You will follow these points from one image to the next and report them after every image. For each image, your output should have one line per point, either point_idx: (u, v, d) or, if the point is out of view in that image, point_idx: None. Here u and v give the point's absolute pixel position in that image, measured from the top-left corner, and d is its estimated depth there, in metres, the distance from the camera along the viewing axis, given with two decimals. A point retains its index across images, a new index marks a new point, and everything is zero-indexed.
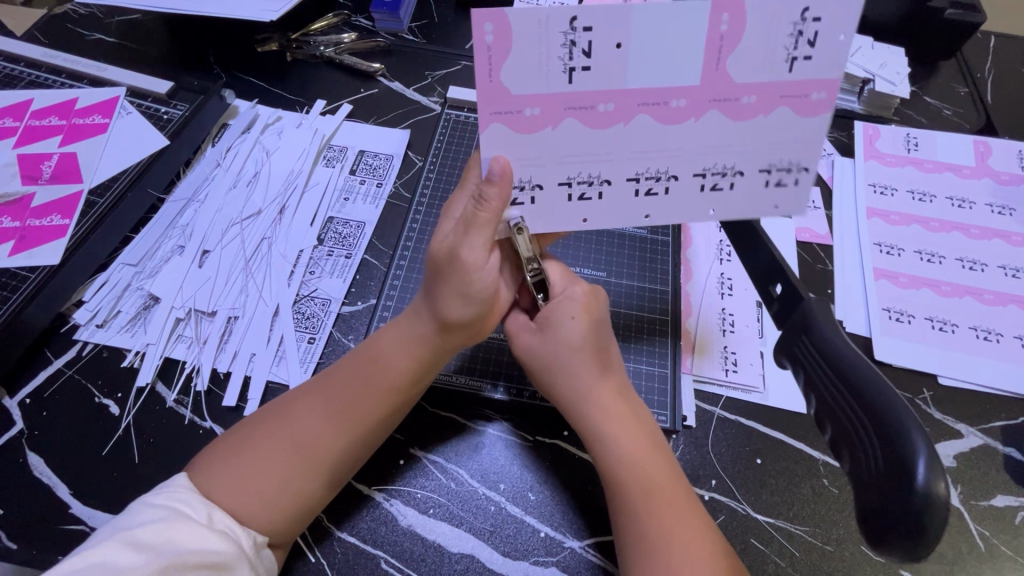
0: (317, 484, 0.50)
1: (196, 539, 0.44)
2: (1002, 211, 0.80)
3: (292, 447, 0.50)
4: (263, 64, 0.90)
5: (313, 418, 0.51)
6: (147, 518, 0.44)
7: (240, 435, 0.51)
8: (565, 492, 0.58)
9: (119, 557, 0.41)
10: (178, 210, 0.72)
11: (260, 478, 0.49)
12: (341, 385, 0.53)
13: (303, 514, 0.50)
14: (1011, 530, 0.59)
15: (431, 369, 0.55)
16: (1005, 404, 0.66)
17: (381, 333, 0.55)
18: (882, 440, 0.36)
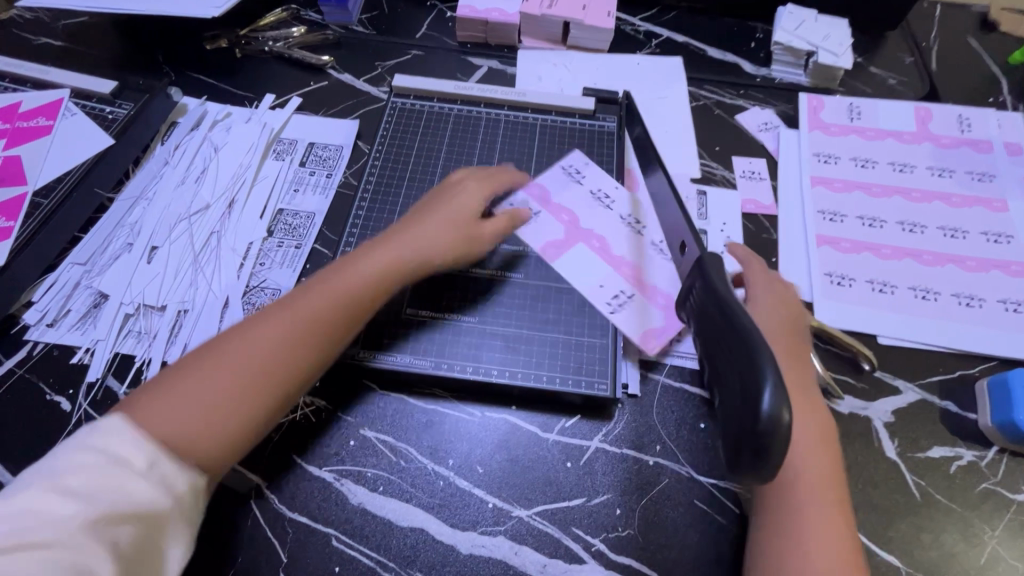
0: (254, 396, 0.51)
1: (133, 484, 0.42)
2: (942, 174, 0.81)
3: (230, 362, 0.51)
4: (211, 60, 0.90)
5: (268, 337, 0.53)
6: (80, 460, 0.42)
7: (173, 368, 0.51)
8: (512, 464, 0.60)
9: (50, 505, 0.39)
10: (127, 209, 0.73)
11: (201, 399, 0.49)
12: (285, 308, 0.56)
13: (235, 430, 0.49)
14: (945, 479, 0.61)
15: (371, 268, 0.60)
16: (943, 359, 0.68)
17: (326, 270, 0.59)
18: (740, 373, 0.34)
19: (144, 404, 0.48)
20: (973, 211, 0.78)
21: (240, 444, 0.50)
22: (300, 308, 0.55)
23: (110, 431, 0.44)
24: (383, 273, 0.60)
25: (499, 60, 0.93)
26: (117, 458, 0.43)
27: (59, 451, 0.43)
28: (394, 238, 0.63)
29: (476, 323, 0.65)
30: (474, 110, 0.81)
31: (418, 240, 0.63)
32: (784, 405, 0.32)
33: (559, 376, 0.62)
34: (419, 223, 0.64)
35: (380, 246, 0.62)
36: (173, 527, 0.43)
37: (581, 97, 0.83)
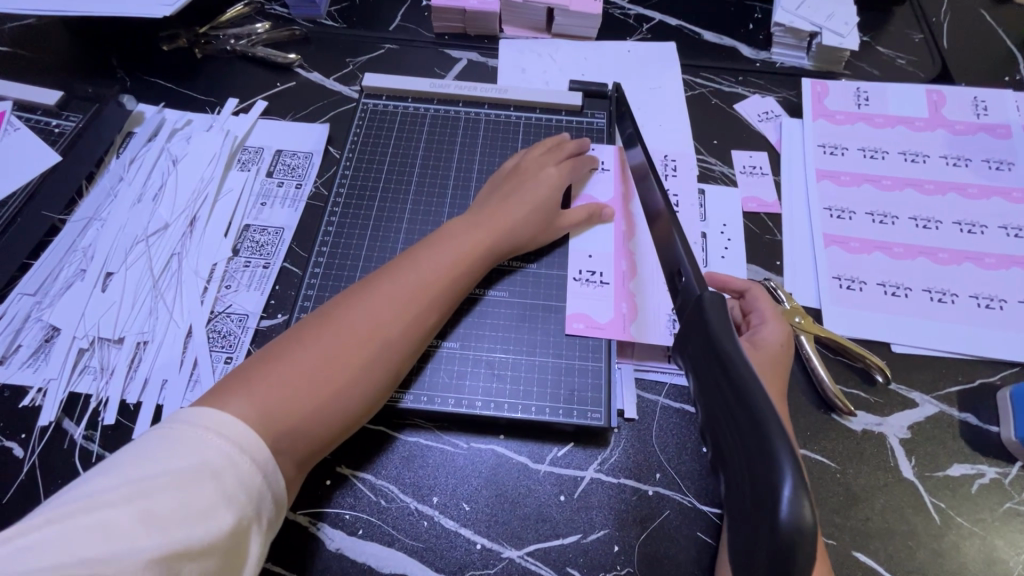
0: (341, 399, 0.49)
1: (215, 502, 0.37)
2: (957, 163, 0.76)
3: (316, 361, 0.49)
4: (169, 62, 0.83)
5: (367, 327, 0.51)
6: (153, 473, 0.37)
7: (250, 365, 0.48)
8: (501, 500, 0.55)
9: (118, 525, 0.34)
10: (79, 232, 0.67)
11: (299, 389, 0.47)
12: (364, 303, 0.53)
13: (321, 433, 0.48)
14: (967, 499, 0.57)
15: (451, 262, 0.58)
16: (961, 367, 0.64)
17: (401, 262, 0.57)
18: (749, 456, 0.30)
19: (231, 393, 0.44)
20: (991, 202, 0.73)
21: (328, 438, 0.49)
22: (392, 295, 0.54)
23: (192, 435, 0.40)
24: (472, 260, 0.59)
25: (479, 52, 0.87)
26: (203, 467, 0.38)
27: (126, 460, 0.38)
28: (474, 223, 0.61)
29: (458, 347, 0.60)
30: (453, 109, 0.75)
31: (496, 221, 0.61)
32: (806, 500, 0.27)
33: (549, 403, 0.58)
34: (494, 211, 0.62)
35: (461, 229, 0.60)
36: (249, 555, 0.39)
37: (568, 91, 0.77)
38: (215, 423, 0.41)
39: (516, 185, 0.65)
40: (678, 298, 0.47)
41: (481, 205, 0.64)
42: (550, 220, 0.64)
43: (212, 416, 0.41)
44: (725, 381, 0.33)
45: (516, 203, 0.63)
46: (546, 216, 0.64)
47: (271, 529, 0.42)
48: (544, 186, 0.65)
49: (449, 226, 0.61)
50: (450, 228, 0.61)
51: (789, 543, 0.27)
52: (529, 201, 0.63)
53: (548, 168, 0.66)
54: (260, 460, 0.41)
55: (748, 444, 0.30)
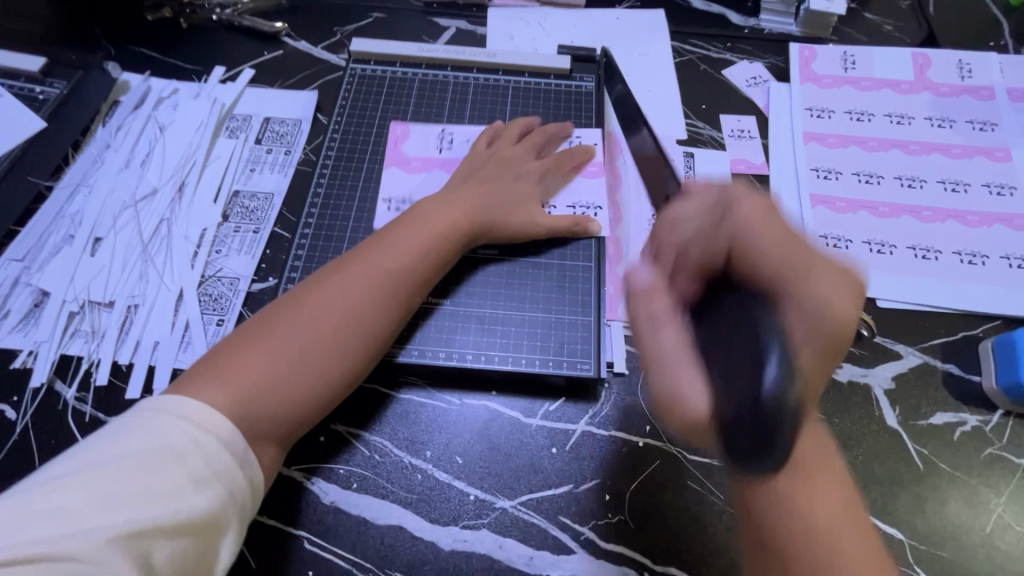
0: (306, 385, 0.50)
1: (182, 483, 0.40)
2: (941, 124, 0.77)
3: (278, 350, 0.50)
4: (153, 32, 0.82)
5: (328, 312, 0.52)
6: (116, 456, 0.40)
7: (216, 353, 0.50)
8: (493, 453, 0.56)
9: (83, 507, 0.38)
10: (66, 198, 0.67)
11: (262, 375, 0.48)
12: (329, 290, 0.54)
13: (293, 417, 0.49)
14: (949, 445, 0.58)
15: (419, 245, 0.57)
16: (944, 320, 0.65)
17: (369, 246, 0.57)
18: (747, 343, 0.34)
19: (201, 381, 0.47)
20: (974, 162, 0.74)
21: (300, 419, 0.50)
22: (364, 277, 0.54)
23: (156, 420, 0.43)
24: (445, 233, 0.59)
25: (467, 20, 0.86)
26: (167, 450, 0.41)
27: (96, 444, 0.42)
28: (447, 203, 0.61)
29: (451, 305, 0.61)
30: (441, 74, 0.75)
31: (469, 203, 0.61)
32: (788, 377, 0.32)
33: (539, 356, 0.59)
34: (465, 192, 0.62)
35: (436, 208, 0.60)
36: (223, 531, 0.42)
37: (557, 55, 0.77)
38: (180, 408, 0.44)
39: (491, 174, 0.65)
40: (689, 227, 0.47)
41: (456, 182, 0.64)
42: (516, 212, 0.63)
43: (182, 404, 0.44)
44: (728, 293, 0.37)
45: (479, 193, 0.62)
46: (514, 209, 0.63)
47: (250, 504, 0.45)
48: (519, 180, 0.65)
49: (423, 203, 0.61)
50: (425, 206, 0.61)
51: (769, 411, 0.32)
52: (483, 180, 0.63)
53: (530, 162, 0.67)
54: (226, 438, 0.44)
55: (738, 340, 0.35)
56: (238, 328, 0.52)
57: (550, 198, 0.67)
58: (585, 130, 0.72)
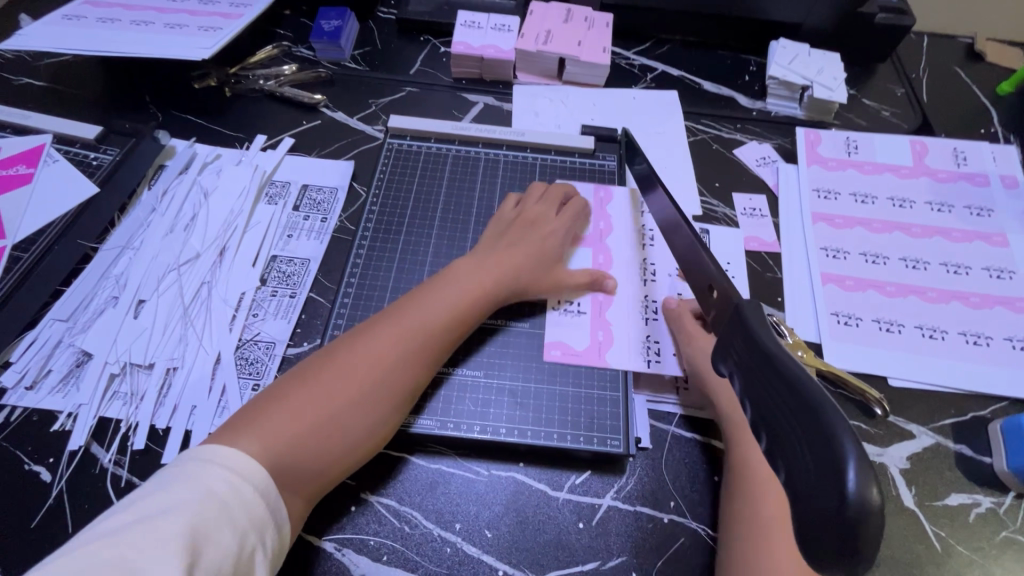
0: (340, 444, 0.52)
1: (228, 528, 0.43)
2: (941, 208, 0.81)
3: (313, 408, 0.52)
4: (200, 100, 0.88)
5: (362, 373, 0.54)
6: (164, 508, 0.42)
7: (253, 406, 0.52)
8: (522, 527, 0.57)
9: (137, 557, 0.38)
10: (112, 260, 0.69)
11: (298, 432, 0.51)
12: (366, 349, 0.56)
13: (323, 471, 0.52)
14: (965, 527, 0.60)
15: (452, 308, 0.60)
16: (953, 400, 0.68)
17: (404, 306, 0.60)
18: (808, 439, 0.31)
19: (241, 433, 0.49)
20: (974, 246, 0.78)
21: (326, 472, 0.52)
22: (390, 332, 0.57)
23: (196, 470, 0.45)
24: (478, 299, 0.62)
25: (494, 97, 0.92)
26: (211, 497, 0.43)
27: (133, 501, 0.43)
28: (479, 266, 0.64)
29: (482, 377, 0.63)
30: (472, 150, 0.80)
31: (501, 267, 0.64)
32: (871, 481, 0.29)
33: (569, 432, 0.60)
34: (499, 252, 0.66)
35: (467, 272, 0.63)
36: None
37: (580, 135, 0.82)
38: (221, 459, 0.46)
39: (517, 234, 0.68)
40: (715, 308, 0.50)
41: (489, 246, 0.67)
42: (538, 273, 0.66)
43: (219, 453, 0.47)
44: (768, 377, 0.36)
45: (518, 256, 0.66)
46: (542, 271, 0.67)
47: (276, 556, 0.47)
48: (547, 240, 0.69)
49: (458, 265, 0.65)
50: (458, 268, 0.64)
51: (854, 522, 0.28)
52: (530, 246, 0.67)
53: (552, 221, 0.70)
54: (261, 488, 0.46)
55: (809, 434, 0.31)
56: (272, 383, 0.55)
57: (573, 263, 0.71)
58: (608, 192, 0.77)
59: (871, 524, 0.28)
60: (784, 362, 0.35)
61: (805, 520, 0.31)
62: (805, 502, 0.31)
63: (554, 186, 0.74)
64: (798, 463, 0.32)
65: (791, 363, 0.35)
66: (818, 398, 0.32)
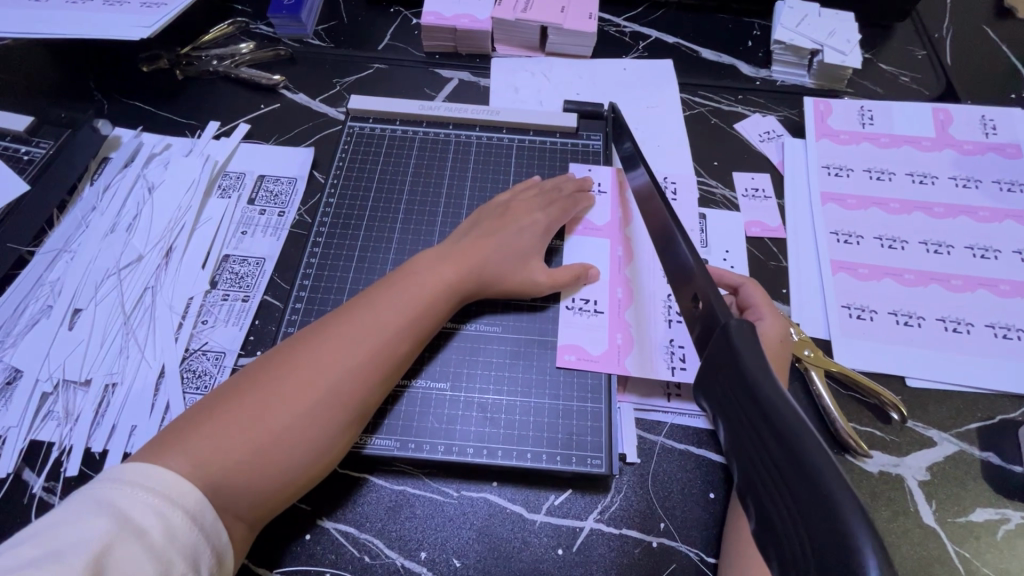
0: (286, 457, 0.46)
1: (149, 561, 0.37)
2: (967, 184, 0.73)
3: (254, 417, 0.46)
4: (148, 85, 0.80)
5: (310, 376, 0.49)
6: (76, 538, 0.37)
7: (188, 419, 0.46)
8: (494, 556, 0.51)
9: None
10: (47, 265, 0.64)
11: (235, 444, 0.45)
12: (315, 351, 0.50)
13: (268, 492, 0.45)
14: (992, 546, 0.53)
15: (412, 304, 0.54)
16: (980, 401, 0.60)
17: (360, 302, 0.54)
18: (806, 521, 0.25)
19: (169, 450, 0.43)
20: (1004, 225, 0.70)
21: (273, 493, 0.46)
22: (343, 334, 0.51)
23: (117, 494, 0.39)
24: (440, 292, 0.56)
25: (470, 72, 0.84)
26: (131, 524, 0.38)
27: (43, 528, 0.38)
28: (443, 258, 0.58)
29: (450, 388, 0.57)
30: (442, 132, 0.72)
31: (465, 257, 0.58)
32: None
33: (546, 449, 0.54)
34: (469, 244, 0.60)
35: (430, 265, 0.57)
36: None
37: (562, 112, 0.74)
38: (142, 480, 0.40)
39: (498, 228, 0.62)
40: (699, 324, 0.45)
41: (455, 238, 0.61)
42: (520, 270, 0.60)
43: (144, 473, 0.41)
44: (759, 433, 0.30)
45: (486, 246, 0.60)
46: (520, 266, 0.60)
47: None
48: (525, 234, 0.62)
49: (419, 257, 0.59)
50: (416, 264, 0.58)
51: None
52: (498, 238, 0.61)
53: (534, 212, 0.63)
54: (193, 517, 0.41)
55: (809, 514, 0.25)
56: (212, 392, 0.49)
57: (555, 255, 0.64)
58: (595, 171, 0.70)
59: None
60: (779, 413, 0.29)
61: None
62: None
63: (556, 179, 0.68)
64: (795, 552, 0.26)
65: (789, 415, 0.29)
66: (822, 465, 0.26)
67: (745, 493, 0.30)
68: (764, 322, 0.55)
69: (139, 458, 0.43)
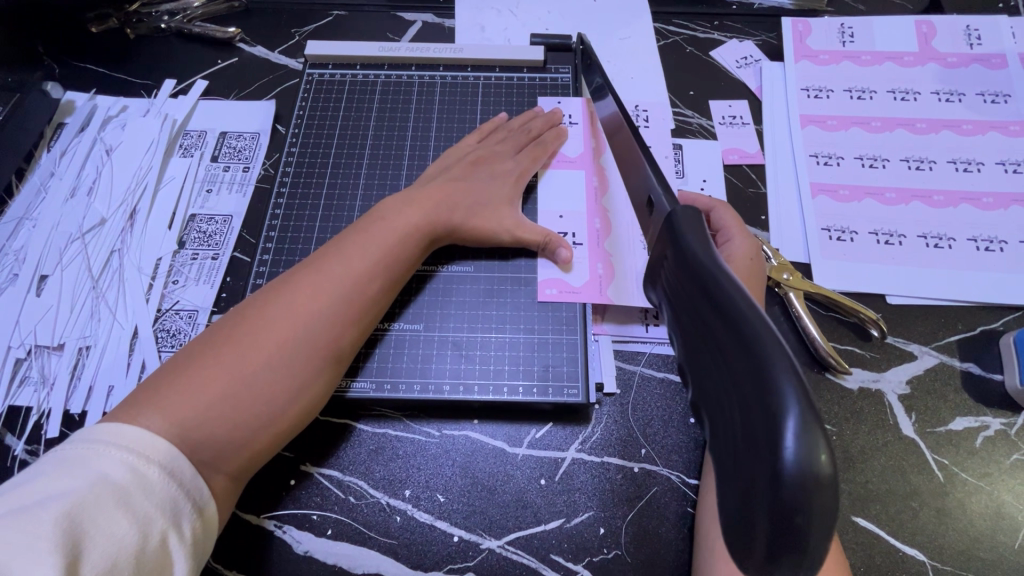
0: (261, 406, 0.46)
1: (123, 516, 0.37)
2: (950, 98, 0.71)
3: (222, 367, 0.45)
4: (100, 46, 0.77)
5: (278, 326, 0.48)
6: (44, 499, 0.36)
7: (155, 377, 0.45)
8: (477, 489, 0.52)
9: (2, 557, 0.32)
10: (10, 233, 0.62)
11: (204, 395, 0.44)
12: (280, 300, 0.49)
13: (248, 440, 0.45)
14: (971, 453, 0.54)
15: (379, 250, 0.53)
16: (961, 314, 0.60)
17: (325, 250, 0.53)
18: (742, 396, 0.25)
19: (139, 407, 0.42)
20: (987, 138, 0.68)
21: (251, 444, 0.45)
22: (317, 282, 0.50)
23: (87, 453, 0.39)
24: (409, 237, 0.55)
25: (434, 13, 0.80)
26: (102, 482, 0.37)
27: (10, 490, 0.37)
28: (409, 201, 0.57)
29: (423, 330, 0.57)
30: (405, 74, 0.69)
31: (433, 199, 0.57)
32: (820, 445, 0.23)
33: (522, 383, 0.54)
34: (438, 185, 0.58)
35: (396, 209, 0.56)
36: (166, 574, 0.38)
37: (530, 46, 0.71)
38: (114, 437, 0.40)
39: (470, 174, 0.60)
40: (652, 229, 0.42)
41: (423, 182, 0.60)
42: (492, 213, 0.59)
43: (116, 430, 0.40)
44: (702, 315, 0.29)
45: (457, 189, 0.58)
46: (492, 210, 0.59)
47: (201, 538, 0.41)
48: (497, 181, 0.61)
49: (383, 202, 0.57)
50: (383, 208, 0.56)
51: (798, 498, 0.23)
52: (469, 186, 0.59)
53: (508, 160, 0.62)
54: (170, 469, 0.40)
55: (743, 382, 0.25)
56: (180, 349, 0.48)
57: (529, 194, 0.63)
58: (566, 103, 0.68)
59: (819, 500, 0.23)
60: (724, 290, 0.28)
61: (729, 499, 0.26)
62: (733, 477, 0.25)
63: (524, 114, 0.66)
64: (729, 424, 0.26)
65: (735, 294, 0.28)
66: (765, 339, 0.25)
67: (688, 377, 0.30)
68: (732, 245, 0.54)
69: (111, 417, 0.42)
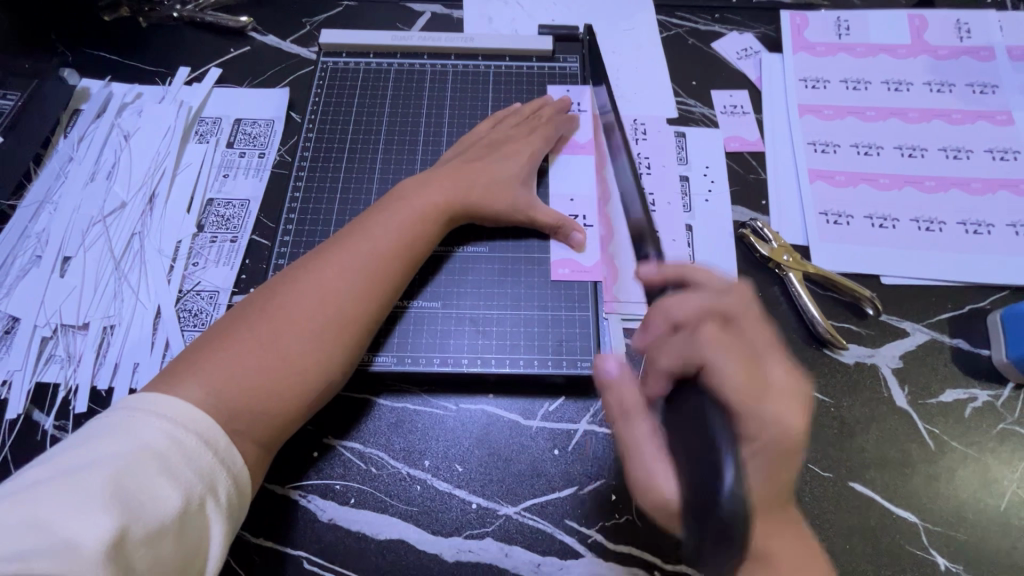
0: (295, 378, 0.47)
1: (165, 481, 0.38)
2: (941, 88, 0.74)
3: (260, 342, 0.47)
4: (113, 34, 0.78)
5: (311, 301, 0.50)
6: (91, 463, 0.38)
7: (193, 351, 0.47)
8: (494, 459, 0.54)
9: (56, 519, 0.34)
10: (31, 216, 0.64)
11: (243, 367, 0.46)
12: (311, 277, 0.51)
13: (280, 411, 0.47)
14: (960, 422, 0.57)
15: (402, 229, 0.55)
16: (951, 293, 0.63)
17: (352, 230, 0.55)
18: None
19: (179, 379, 0.44)
20: (976, 127, 0.71)
21: (284, 415, 0.47)
22: (345, 260, 0.52)
23: (130, 421, 0.40)
24: (431, 217, 0.57)
25: (442, 5, 0.82)
26: (144, 449, 0.39)
27: (59, 454, 0.39)
28: (428, 182, 0.59)
29: (441, 307, 0.59)
30: (417, 63, 0.71)
31: (451, 180, 0.59)
32: None
33: (537, 357, 0.57)
34: (454, 167, 0.60)
35: (416, 190, 0.58)
36: (206, 537, 0.39)
37: (538, 37, 0.73)
38: (155, 406, 0.41)
39: (485, 157, 0.62)
40: None
41: (440, 164, 0.62)
42: (507, 194, 0.60)
43: (157, 400, 0.42)
44: None
45: (474, 171, 0.60)
46: (507, 191, 0.60)
47: (237, 504, 0.43)
48: (511, 163, 0.62)
49: (404, 184, 0.59)
50: (404, 189, 0.58)
51: None
52: (484, 168, 0.61)
53: (521, 143, 0.63)
54: (208, 438, 0.42)
55: None
56: (213, 325, 0.50)
57: (541, 178, 0.65)
58: (575, 92, 0.70)
59: None
60: None
61: None
62: None
63: (534, 103, 0.68)
64: None
65: None
66: None
67: None
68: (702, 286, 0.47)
69: (149, 388, 0.44)
